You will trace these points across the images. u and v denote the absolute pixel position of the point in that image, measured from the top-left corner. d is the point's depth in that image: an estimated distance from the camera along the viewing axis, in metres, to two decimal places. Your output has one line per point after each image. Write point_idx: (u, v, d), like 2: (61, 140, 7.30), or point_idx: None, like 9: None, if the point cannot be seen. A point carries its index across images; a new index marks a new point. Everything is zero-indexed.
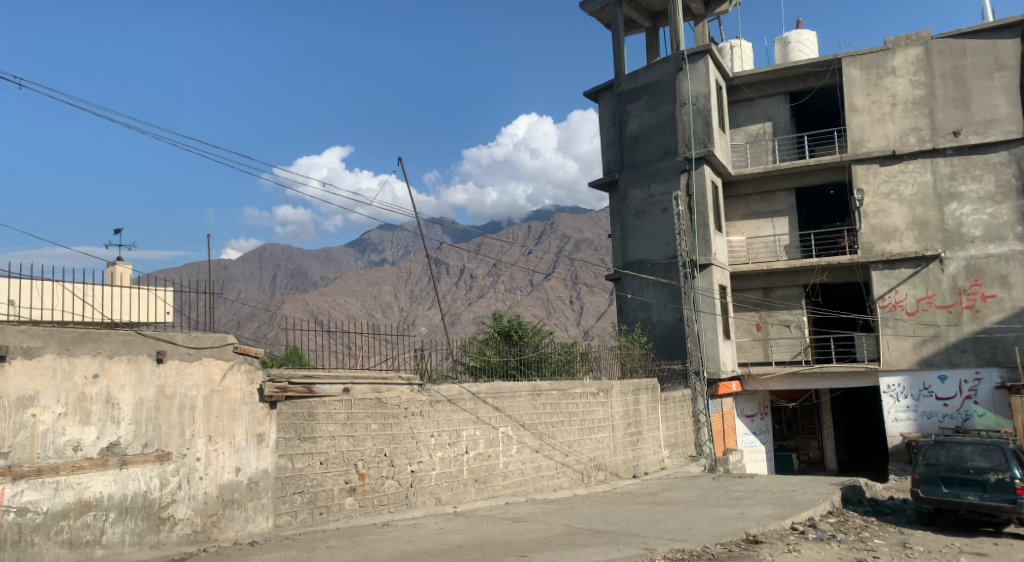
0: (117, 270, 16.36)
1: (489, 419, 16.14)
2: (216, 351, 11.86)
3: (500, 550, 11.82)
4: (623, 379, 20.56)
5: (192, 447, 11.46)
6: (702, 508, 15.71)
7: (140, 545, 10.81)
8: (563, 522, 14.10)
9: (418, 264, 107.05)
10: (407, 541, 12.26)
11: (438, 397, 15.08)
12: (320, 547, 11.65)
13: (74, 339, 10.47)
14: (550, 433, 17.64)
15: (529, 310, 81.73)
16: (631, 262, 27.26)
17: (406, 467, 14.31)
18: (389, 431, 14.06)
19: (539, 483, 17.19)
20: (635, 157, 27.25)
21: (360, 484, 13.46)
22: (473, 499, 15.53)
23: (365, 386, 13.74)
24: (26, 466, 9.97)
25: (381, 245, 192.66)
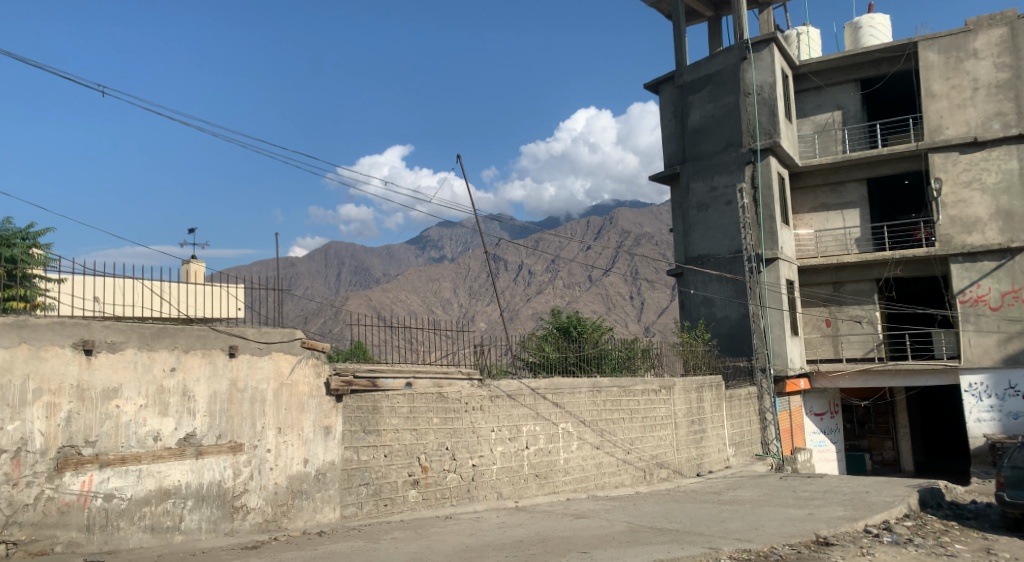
0: (191, 268, 16.97)
1: (550, 415, 16.32)
2: (285, 346, 12.28)
3: (563, 546, 11.96)
4: (686, 375, 20.53)
5: (263, 438, 11.89)
6: (768, 508, 15.59)
7: (216, 532, 11.25)
8: (626, 519, 14.18)
9: (477, 260, 107.80)
10: (470, 534, 12.52)
11: (498, 392, 15.31)
12: (385, 538, 11.99)
13: (153, 334, 10.96)
14: (611, 429, 17.73)
15: (589, 306, 81.62)
16: (694, 256, 27.07)
17: (468, 461, 14.59)
18: (451, 425, 14.36)
19: (600, 480, 17.29)
20: (697, 149, 27.04)
21: (423, 476, 13.80)
22: (534, 494, 15.74)
23: (427, 380, 14.05)
24: (110, 455, 10.49)
25: (440, 241, 194.45)
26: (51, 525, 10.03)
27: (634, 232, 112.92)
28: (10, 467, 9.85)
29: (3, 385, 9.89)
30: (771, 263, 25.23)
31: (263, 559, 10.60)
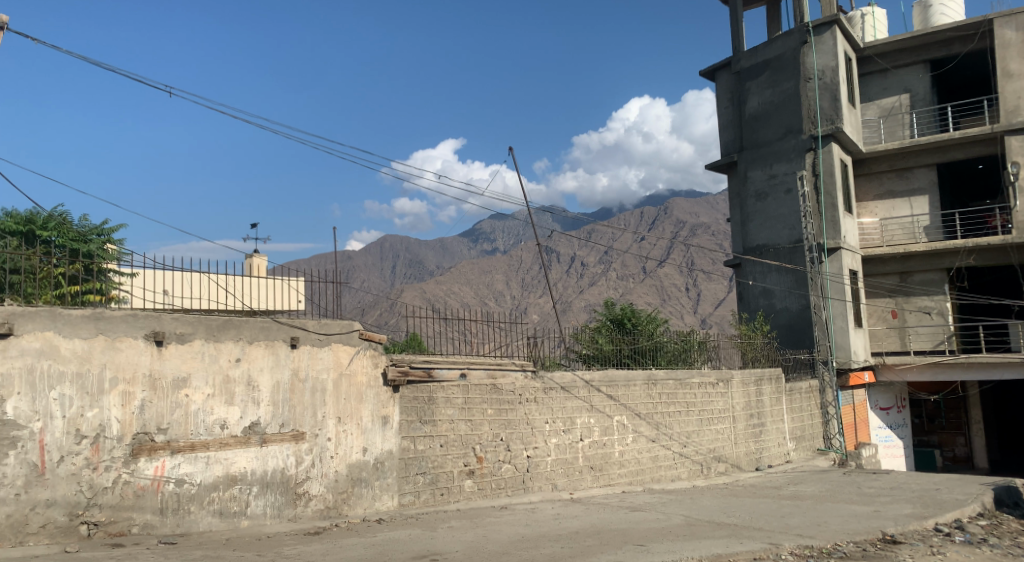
0: (255, 262, 17.50)
1: (604, 407, 16.43)
2: (344, 338, 12.65)
3: (619, 538, 12.10)
4: (744, 368, 20.41)
5: (324, 427, 12.28)
6: (832, 504, 15.47)
7: (280, 518, 11.67)
8: (683, 513, 14.24)
9: (530, 252, 108.06)
10: (525, 524, 12.74)
11: (551, 384, 15.47)
12: (442, 527, 12.29)
13: (219, 326, 11.32)
14: (667, 422, 17.77)
15: (644, 298, 81.16)
16: (753, 246, 26.84)
17: (522, 452, 14.82)
18: (505, 416, 14.60)
19: (656, 473, 17.36)
20: (756, 137, 26.76)
21: (478, 467, 14.09)
22: (589, 486, 15.89)
23: (481, 371, 14.34)
24: (181, 442, 10.88)
25: (493, 233, 195.19)
26: (128, 508, 10.44)
27: (689, 222, 111.76)
28: (89, 452, 10.25)
29: (82, 374, 10.28)
30: (833, 253, 24.85)
31: (326, 544, 10.98)
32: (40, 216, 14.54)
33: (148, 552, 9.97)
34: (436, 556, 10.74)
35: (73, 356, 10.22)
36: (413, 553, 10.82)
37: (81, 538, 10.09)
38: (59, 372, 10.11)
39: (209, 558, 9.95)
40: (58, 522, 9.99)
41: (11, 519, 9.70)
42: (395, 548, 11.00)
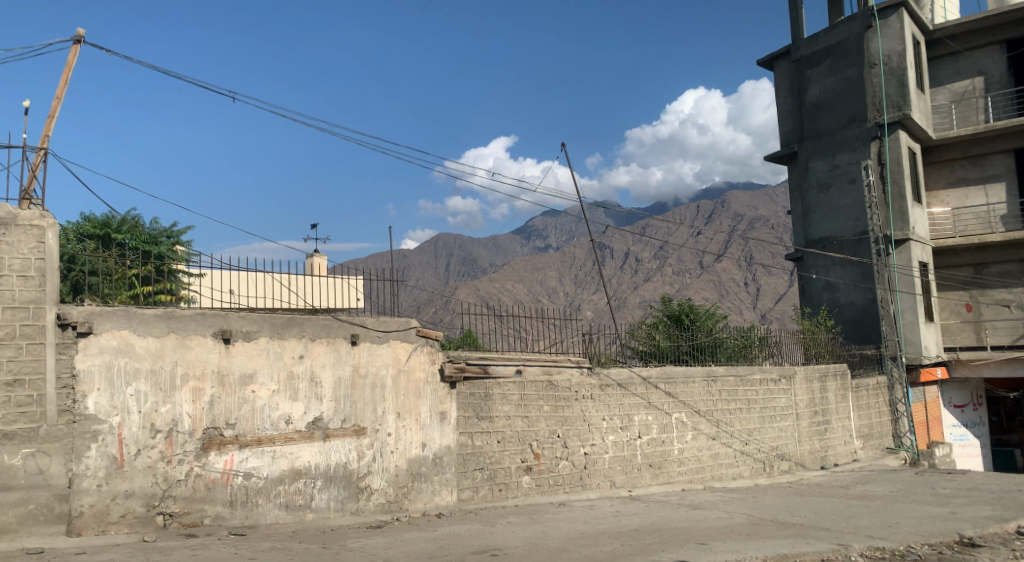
0: (315, 262, 17.98)
1: (662, 405, 16.45)
2: (401, 334, 12.96)
3: (680, 536, 12.14)
4: (808, 364, 20.22)
5: (384, 423, 12.59)
6: (904, 505, 15.25)
7: (343, 511, 12.01)
8: (745, 512, 14.21)
9: (583, 249, 107.85)
10: (584, 521, 12.88)
11: (608, 381, 15.57)
12: (501, 522, 12.50)
13: (283, 324, 11.65)
14: (728, 420, 17.69)
15: (702, 292, 80.25)
16: (815, 239, 26.48)
17: (580, 449, 14.95)
18: (562, 413, 14.76)
19: (717, 471, 17.32)
20: (817, 127, 26.37)
21: (536, 463, 14.26)
22: (648, 483, 15.94)
23: (537, 368, 14.48)
24: (249, 436, 11.21)
25: (546, 230, 195.17)
26: (201, 500, 10.74)
27: (746, 215, 110.30)
28: (164, 446, 10.53)
29: (156, 371, 10.53)
30: (901, 244, 24.25)
31: (388, 538, 11.27)
32: (113, 220, 15.10)
33: (221, 543, 10.27)
34: (497, 551, 10.95)
35: (147, 354, 10.48)
36: (473, 548, 11.04)
37: (158, 528, 10.38)
38: (135, 369, 10.37)
39: (278, 549, 10.27)
40: (137, 513, 10.28)
41: (93, 509, 10.01)
42: (455, 542, 11.24)
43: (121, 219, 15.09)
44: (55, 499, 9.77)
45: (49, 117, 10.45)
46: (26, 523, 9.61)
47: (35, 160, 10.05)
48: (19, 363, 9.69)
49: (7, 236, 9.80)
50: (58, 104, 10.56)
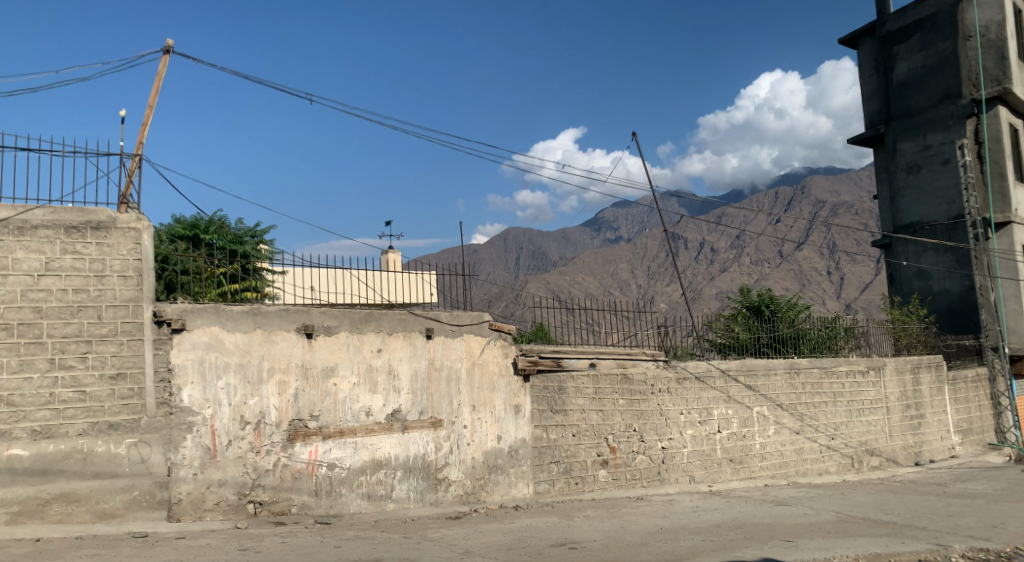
0: (390, 257, 18.45)
1: (743, 398, 16.36)
2: (475, 328, 13.27)
3: (765, 533, 12.11)
4: (898, 356, 19.88)
5: (459, 415, 12.93)
6: (1007, 504, 14.80)
7: (423, 502, 12.40)
8: (833, 509, 14.04)
9: (656, 240, 106.72)
10: (663, 516, 12.94)
11: (685, 374, 15.61)
12: (578, 516, 12.66)
13: (361, 319, 12.09)
14: (813, 414, 17.47)
15: (783, 281, 78.47)
16: (905, 224, 25.87)
17: (657, 443, 15.02)
18: (638, 407, 14.86)
19: (802, 467, 17.11)
20: (906, 106, 25.66)
21: (612, 457, 14.42)
22: (729, 478, 15.89)
23: (611, 361, 14.63)
24: (331, 428, 11.67)
25: (617, 223, 193.75)
26: (288, 489, 11.20)
27: (827, 202, 107.45)
28: (253, 436, 11.00)
29: (245, 364, 11.00)
30: (1002, 228, 23.33)
31: (466, 529, 11.57)
32: (201, 221, 15.71)
33: (308, 531, 10.68)
34: (575, 544, 11.12)
35: (236, 349, 10.95)
36: (552, 540, 11.25)
37: (249, 516, 10.84)
38: (225, 363, 10.82)
39: (362, 538, 10.68)
40: (230, 500, 10.73)
41: (190, 496, 10.46)
42: (533, 535, 11.46)
43: (209, 220, 15.69)
44: (157, 486, 10.24)
45: (142, 124, 11.05)
46: (131, 508, 10.09)
47: (131, 167, 10.67)
48: (121, 358, 10.16)
49: (108, 239, 10.25)
50: (151, 112, 11.16)
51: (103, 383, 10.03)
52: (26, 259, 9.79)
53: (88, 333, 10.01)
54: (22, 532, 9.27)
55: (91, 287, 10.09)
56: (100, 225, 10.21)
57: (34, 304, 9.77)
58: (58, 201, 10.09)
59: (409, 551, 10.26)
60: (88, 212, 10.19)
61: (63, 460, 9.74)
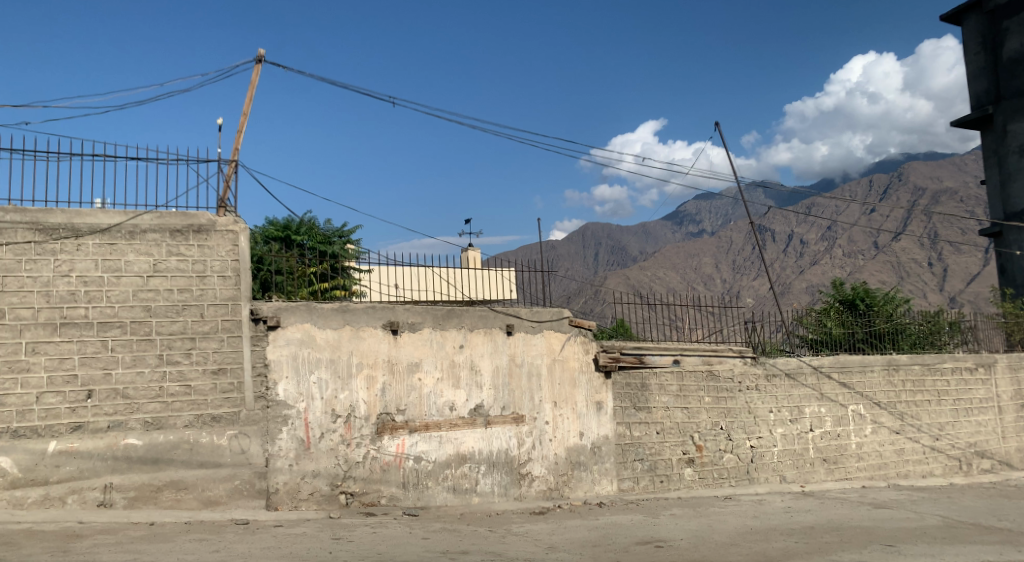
0: (470, 255, 18.81)
1: (837, 396, 16.13)
2: (555, 324, 13.50)
3: (864, 537, 11.94)
4: (1010, 352, 19.15)
5: (542, 411, 13.18)
6: None
7: (507, 496, 12.70)
8: (938, 513, 13.70)
9: (741, 233, 104.58)
10: (753, 516, 12.89)
11: (774, 371, 15.50)
12: (665, 514, 12.74)
13: (444, 315, 12.47)
14: (914, 413, 17.06)
15: (879, 274, 75.91)
16: (1017, 212, 25.04)
17: (745, 442, 14.94)
18: (724, 404, 14.86)
19: (903, 468, 16.70)
20: (1018, 85, 24.56)
21: (699, 456, 14.43)
22: (822, 479, 15.67)
23: (696, 358, 14.67)
24: (417, 422, 12.09)
25: (699, 216, 190.56)
26: (377, 481, 11.66)
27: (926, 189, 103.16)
28: (343, 429, 11.50)
29: (335, 360, 11.52)
30: None
31: (551, 524, 11.80)
32: (292, 222, 16.38)
33: (396, 522, 11.10)
34: (661, 542, 11.21)
35: (327, 345, 11.48)
36: (639, 538, 11.38)
37: (341, 506, 11.33)
38: (316, 359, 11.36)
39: (448, 530, 11.05)
40: (323, 491, 11.24)
41: (287, 486, 11.00)
42: (618, 532, 11.61)
43: (299, 222, 16.35)
44: (256, 476, 10.78)
45: (238, 132, 11.67)
46: (234, 497, 10.63)
47: (228, 172, 11.29)
48: (222, 354, 10.76)
49: (208, 241, 10.90)
50: (245, 119, 11.78)
51: (206, 377, 10.65)
52: (137, 261, 10.48)
53: (192, 330, 10.65)
54: (137, 516, 9.91)
55: (194, 287, 10.74)
56: (201, 228, 10.87)
57: (144, 303, 10.45)
58: (163, 206, 10.76)
59: (495, 545, 10.56)
60: (190, 216, 10.85)
61: (172, 449, 10.35)
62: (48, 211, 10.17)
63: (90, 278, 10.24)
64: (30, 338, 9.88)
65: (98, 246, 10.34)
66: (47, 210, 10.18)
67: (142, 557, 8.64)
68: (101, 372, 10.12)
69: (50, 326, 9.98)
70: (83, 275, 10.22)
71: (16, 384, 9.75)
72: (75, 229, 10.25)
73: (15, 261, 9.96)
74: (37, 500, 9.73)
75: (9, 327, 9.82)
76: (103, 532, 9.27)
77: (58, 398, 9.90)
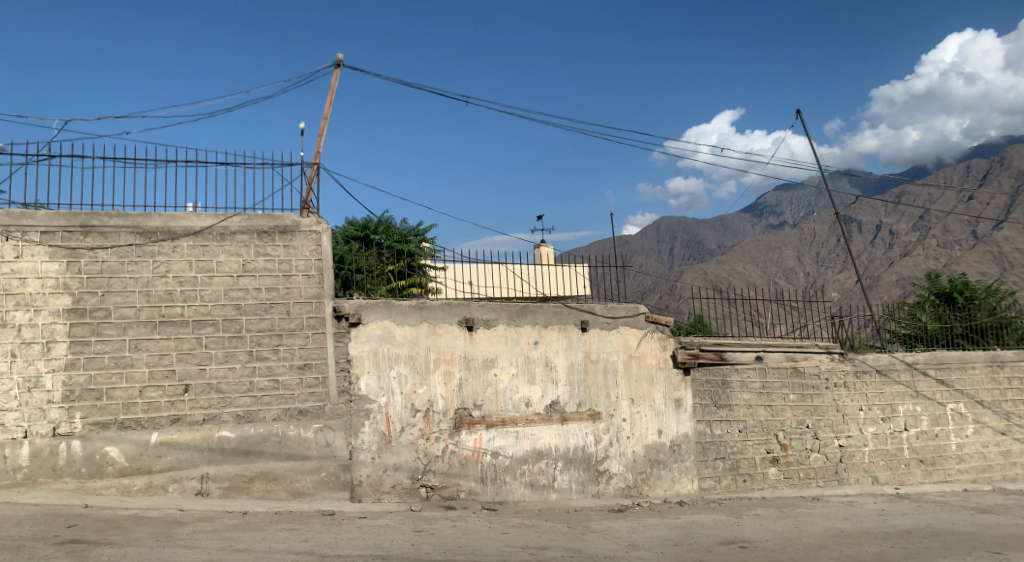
0: (542, 251, 19.03)
1: (934, 394, 15.73)
2: (631, 321, 13.60)
3: (966, 543, 11.62)
4: None
5: (618, 408, 13.29)
6: None
7: (585, 493, 12.85)
8: None
9: (825, 225, 101.63)
10: (844, 518, 12.70)
11: (864, 368, 15.25)
12: (749, 514, 12.66)
13: (518, 312, 12.72)
14: (1021, 413, 16.47)
15: (978, 264, 72.44)
16: None
17: (833, 442, 14.72)
18: (811, 402, 14.69)
19: (1010, 471, 16.10)
20: None
21: (783, 455, 14.29)
22: (919, 481, 15.26)
23: (779, 354, 14.58)
24: (494, 417, 12.37)
25: (780, 209, 186.06)
26: (456, 475, 11.99)
27: None
28: (422, 424, 11.87)
29: (413, 356, 11.91)
30: None
31: (630, 522, 11.90)
32: (371, 221, 16.87)
33: (476, 516, 11.38)
34: (746, 543, 11.18)
35: (405, 341, 11.87)
36: (722, 538, 11.38)
37: (422, 499, 11.68)
38: (396, 354, 11.77)
39: (527, 526, 11.28)
40: (404, 484, 11.62)
41: (370, 479, 11.41)
42: (700, 531, 11.62)
43: (378, 221, 16.83)
44: (340, 468, 11.22)
45: (320, 135, 12.16)
46: (320, 488, 11.09)
47: (311, 175, 11.78)
48: (307, 350, 11.25)
49: (293, 241, 11.40)
50: (326, 123, 12.26)
51: (293, 372, 11.14)
52: (227, 261, 11.06)
53: (280, 327, 11.17)
54: (232, 504, 10.44)
55: (281, 286, 11.27)
56: (286, 229, 11.39)
57: (234, 302, 11.01)
58: (251, 209, 11.32)
59: (575, 541, 10.73)
60: (277, 217, 11.37)
61: (262, 442, 10.87)
62: (148, 215, 10.81)
63: (185, 278, 10.86)
64: (132, 336, 10.53)
65: (192, 247, 10.95)
66: (146, 214, 10.82)
67: (238, 544, 9.13)
68: (196, 367, 10.72)
69: (150, 324, 10.62)
70: (179, 275, 10.84)
71: (122, 378, 10.42)
72: (172, 232, 10.88)
73: (119, 263, 10.64)
74: (142, 488, 10.37)
75: (114, 325, 10.49)
76: (201, 520, 9.83)
77: (158, 392, 10.53)
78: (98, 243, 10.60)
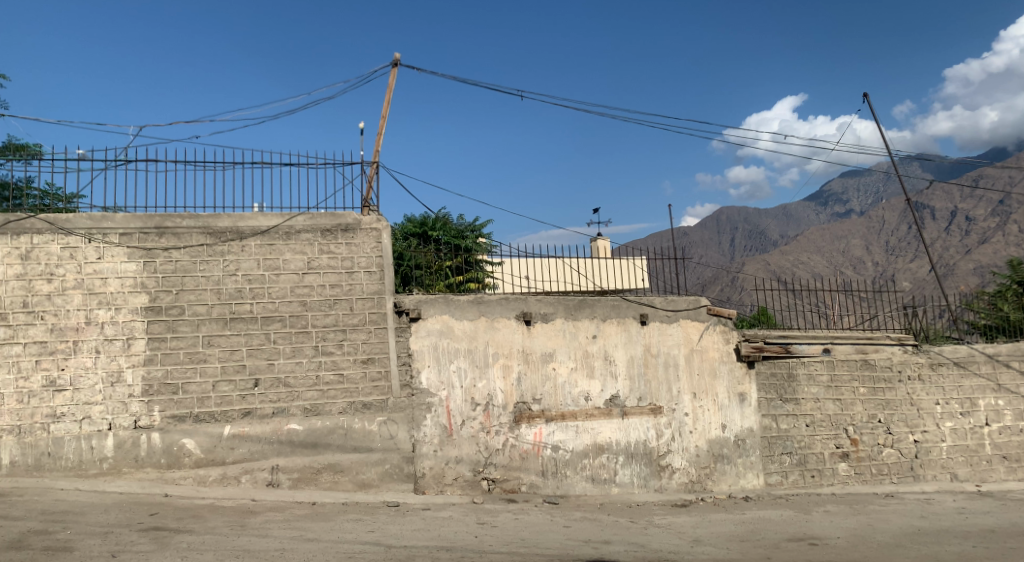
0: (599, 244, 18.99)
1: (1017, 388, 15.25)
2: (692, 313, 13.58)
3: None
4: None
5: (680, 402, 13.29)
6: None
7: (647, 487, 12.89)
8: None
9: (895, 212, 98.78)
10: (920, 516, 12.48)
11: (940, 360, 14.90)
12: (818, 510, 12.54)
13: (576, 306, 12.84)
14: None
15: None
16: None
17: (908, 437, 14.45)
18: (882, 396, 14.45)
19: None
20: None
21: (854, 450, 14.09)
22: (1002, 478, 14.86)
23: (847, 346, 14.37)
24: (553, 411, 12.51)
25: (848, 197, 181.39)
26: (517, 468, 12.17)
27: None
28: (483, 417, 12.09)
29: (472, 350, 12.13)
30: None
31: (694, 517, 11.90)
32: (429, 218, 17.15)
33: (537, 509, 11.52)
34: (816, 540, 11.09)
35: (464, 335, 12.11)
36: (791, 535, 11.30)
37: (484, 492, 11.91)
38: (455, 349, 12.02)
39: (589, 519, 11.39)
40: (466, 476, 11.86)
41: (432, 471, 11.69)
42: (769, 528, 11.55)
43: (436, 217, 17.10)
44: (404, 461, 11.50)
45: (378, 134, 12.45)
46: (385, 480, 11.39)
47: (371, 173, 12.09)
48: (370, 345, 11.56)
49: (355, 239, 11.73)
50: (384, 123, 12.56)
51: (357, 366, 11.48)
52: (293, 260, 11.45)
53: (343, 323, 11.50)
54: (301, 495, 10.80)
55: (344, 283, 11.61)
56: (348, 227, 11.72)
57: (301, 299, 11.39)
58: (315, 208, 11.68)
59: (638, 536, 10.79)
60: (339, 216, 11.72)
61: (329, 434, 11.22)
62: (217, 216, 11.26)
63: (253, 276, 11.28)
64: (206, 332, 10.99)
65: (259, 246, 11.35)
66: (216, 214, 11.27)
67: (308, 534, 9.47)
68: (265, 362, 11.12)
69: (221, 321, 11.06)
70: (248, 273, 11.27)
71: (196, 372, 10.89)
72: (240, 232, 11.30)
73: (191, 262, 11.11)
74: (217, 479, 10.77)
75: (188, 321, 10.97)
76: (273, 510, 10.21)
77: (231, 386, 10.97)
78: (172, 243, 11.09)
